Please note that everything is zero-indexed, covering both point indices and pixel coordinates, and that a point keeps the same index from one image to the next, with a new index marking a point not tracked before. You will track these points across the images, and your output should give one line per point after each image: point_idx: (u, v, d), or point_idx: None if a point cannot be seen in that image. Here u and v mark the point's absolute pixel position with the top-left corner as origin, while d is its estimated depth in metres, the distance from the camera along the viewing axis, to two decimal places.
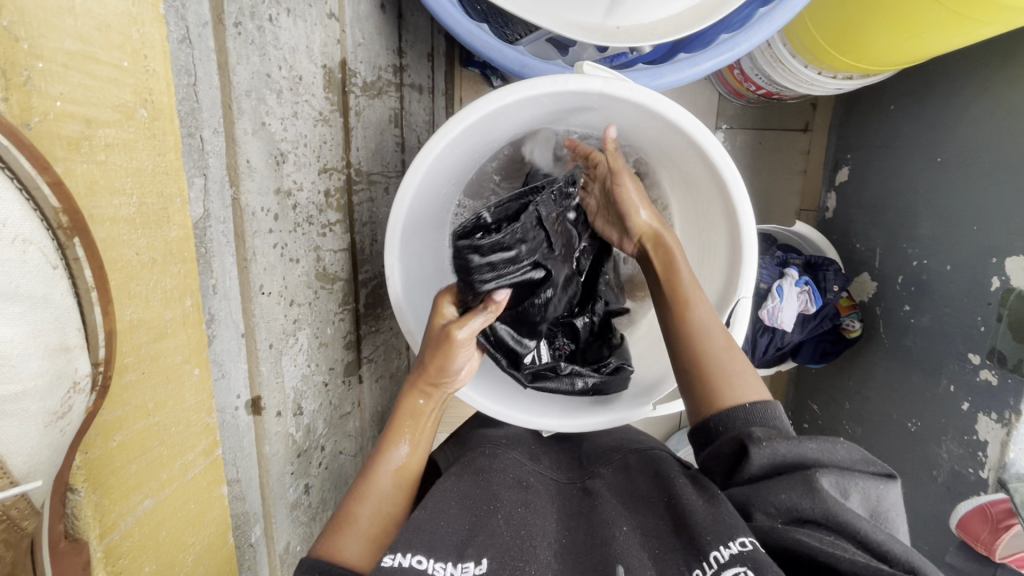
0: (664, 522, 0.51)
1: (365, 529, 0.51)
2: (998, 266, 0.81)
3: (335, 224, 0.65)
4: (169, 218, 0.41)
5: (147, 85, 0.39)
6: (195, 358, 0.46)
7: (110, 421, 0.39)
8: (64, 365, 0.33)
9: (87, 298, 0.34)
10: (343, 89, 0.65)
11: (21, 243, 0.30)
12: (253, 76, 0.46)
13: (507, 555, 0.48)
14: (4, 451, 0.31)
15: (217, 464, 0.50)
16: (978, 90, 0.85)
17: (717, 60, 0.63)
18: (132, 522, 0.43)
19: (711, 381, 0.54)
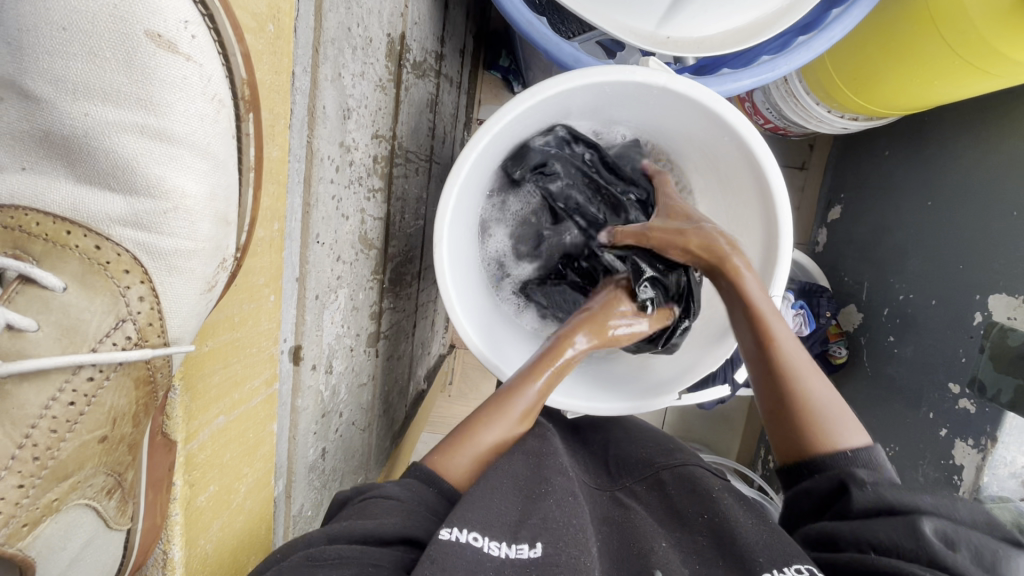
0: (705, 538, 0.52)
1: (473, 459, 0.54)
2: (981, 302, 0.87)
3: (378, 191, 0.65)
4: (273, 137, 0.41)
5: (275, 4, 0.39)
6: (273, 284, 0.45)
7: (208, 323, 0.40)
8: (221, 238, 0.37)
9: (246, 177, 0.39)
10: (398, 61, 0.66)
11: (218, 102, 0.35)
12: (338, 27, 0.47)
13: (561, 537, 0.46)
14: (168, 310, 0.36)
15: (274, 398, 0.49)
16: (972, 142, 0.92)
17: (757, 78, 0.68)
18: (209, 435, 0.43)
19: (793, 430, 0.53)
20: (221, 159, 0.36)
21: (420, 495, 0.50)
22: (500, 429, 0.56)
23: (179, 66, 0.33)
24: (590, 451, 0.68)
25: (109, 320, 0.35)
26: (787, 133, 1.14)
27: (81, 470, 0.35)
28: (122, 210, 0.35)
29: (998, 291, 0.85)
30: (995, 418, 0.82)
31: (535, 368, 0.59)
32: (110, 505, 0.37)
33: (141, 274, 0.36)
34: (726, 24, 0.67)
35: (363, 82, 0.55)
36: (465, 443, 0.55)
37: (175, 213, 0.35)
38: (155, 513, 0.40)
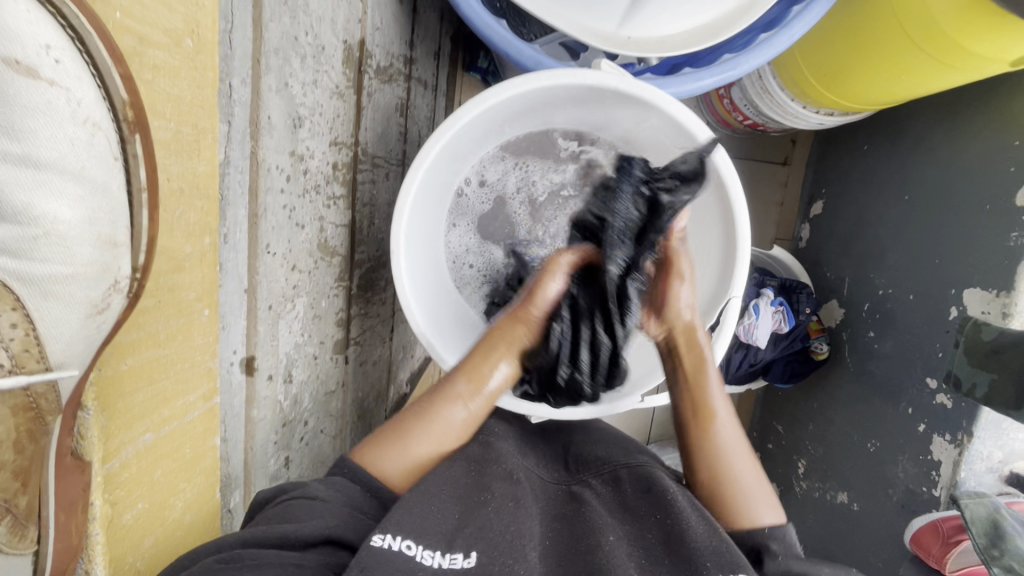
0: (656, 536, 0.53)
1: (407, 456, 0.54)
2: (958, 297, 0.87)
3: (339, 198, 0.65)
4: (199, 152, 0.42)
5: (195, 17, 0.39)
6: (206, 298, 0.45)
7: (124, 341, 0.40)
8: (110, 261, 0.37)
9: (138, 199, 0.38)
10: (359, 67, 0.66)
11: (90, 126, 0.35)
12: (283, 36, 0.46)
13: (497, 546, 0.48)
14: (48, 336, 0.36)
15: (214, 412, 0.50)
16: (946, 135, 0.92)
17: (720, 77, 0.67)
18: (132, 453, 0.43)
19: (715, 496, 0.57)
20: (101, 183, 0.36)
21: (346, 491, 0.50)
22: (431, 433, 0.55)
23: (42, 91, 0.32)
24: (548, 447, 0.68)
25: None
26: (765, 129, 1.14)
27: None
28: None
29: (972, 285, 0.84)
30: (972, 414, 0.82)
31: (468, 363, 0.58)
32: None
33: (11, 301, 0.35)
34: (687, 23, 0.67)
35: (316, 90, 0.55)
36: (395, 437, 0.55)
37: (47, 239, 0.35)
38: (70, 537, 0.39)
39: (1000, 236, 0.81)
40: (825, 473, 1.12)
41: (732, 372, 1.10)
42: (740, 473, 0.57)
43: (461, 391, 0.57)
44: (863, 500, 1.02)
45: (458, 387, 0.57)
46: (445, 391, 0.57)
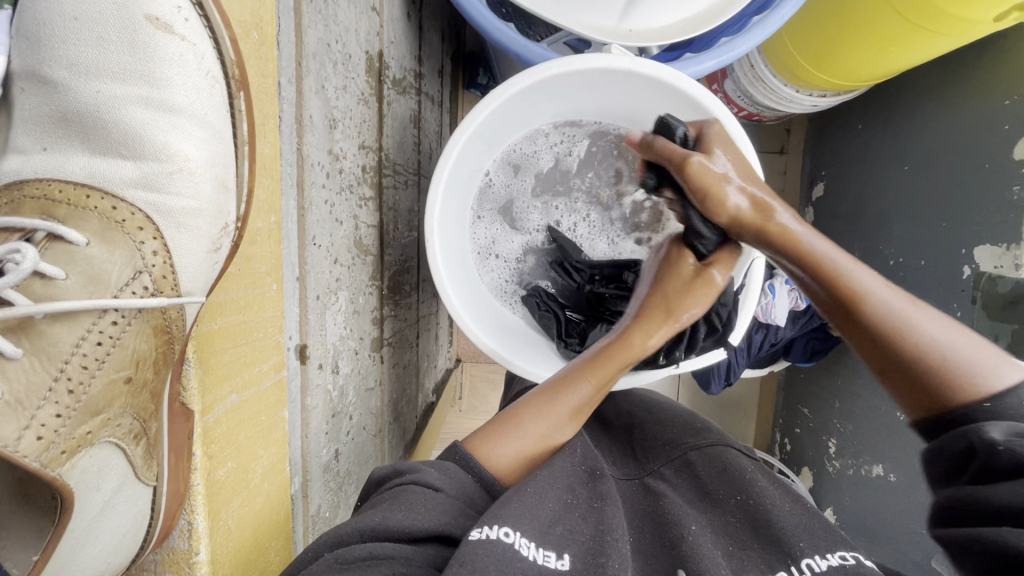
0: (737, 519, 0.48)
1: (521, 447, 0.53)
2: (968, 256, 0.88)
3: (369, 200, 0.68)
4: (264, 133, 0.44)
5: (258, 13, 0.43)
6: (275, 273, 0.48)
7: (216, 302, 0.44)
8: (222, 204, 0.41)
9: (241, 151, 0.42)
10: (379, 77, 0.70)
11: (211, 78, 0.39)
12: (318, 41, 0.50)
13: (591, 550, 0.43)
14: (180, 265, 0.40)
15: (283, 385, 0.52)
16: (937, 103, 0.95)
17: (719, 59, 0.71)
18: (224, 411, 0.46)
19: (916, 386, 0.47)
20: (218, 129, 0.40)
21: (461, 481, 0.48)
22: (548, 421, 0.54)
23: (175, 45, 0.37)
24: (609, 432, 0.64)
25: (128, 270, 0.38)
26: (761, 118, 1.18)
27: (112, 407, 0.38)
28: (132, 174, 0.38)
29: (982, 243, 0.86)
30: None
31: (593, 363, 0.58)
32: (137, 452, 0.40)
33: (153, 231, 0.39)
34: (683, 12, 0.71)
35: (346, 95, 0.58)
36: (509, 427, 0.54)
37: (179, 174, 0.39)
38: (178, 480, 0.42)
39: (1004, 191, 0.84)
40: (857, 449, 1.12)
41: (753, 353, 1.12)
42: (928, 333, 0.47)
43: (584, 395, 0.56)
44: (901, 470, 1.01)
45: (582, 390, 0.56)
46: (566, 385, 0.56)
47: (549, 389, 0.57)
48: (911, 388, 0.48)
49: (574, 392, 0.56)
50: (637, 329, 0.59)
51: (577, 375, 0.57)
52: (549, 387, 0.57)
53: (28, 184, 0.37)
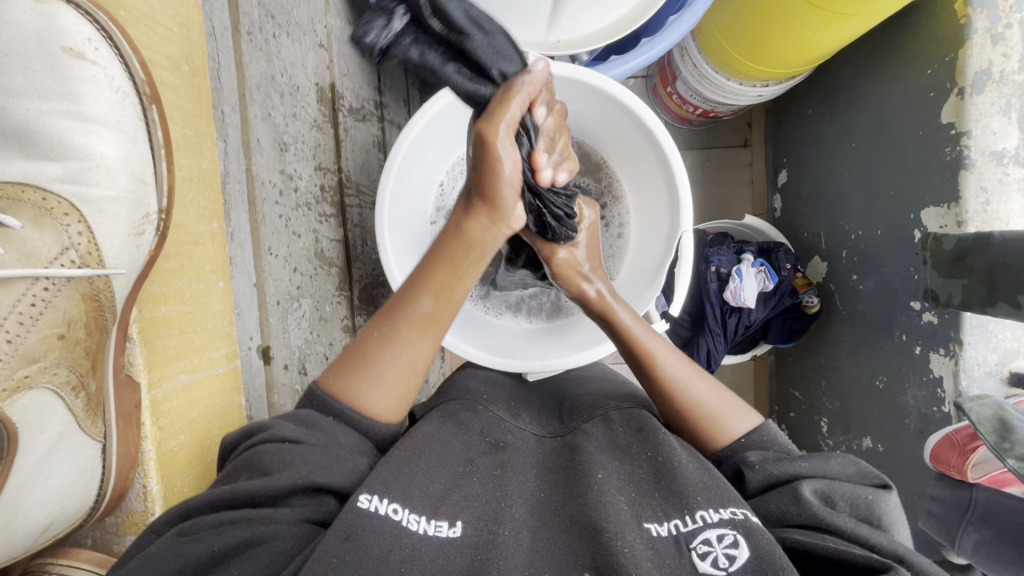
0: (645, 472, 0.51)
1: (383, 381, 0.50)
2: (917, 220, 0.91)
3: (331, 216, 0.73)
4: (202, 148, 0.54)
5: (189, 49, 0.52)
6: (219, 272, 0.56)
7: (157, 292, 0.51)
8: (142, 197, 0.48)
9: (158, 153, 0.49)
10: (332, 106, 0.74)
11: (122, 94, 0.46)
12: (262, 75, 0.58)
13: (484, 517, 0.46)
14: (105, 245, 0.47)
15: (235, 373, 0.58)
16: (870, 82, 1.00)
17: (642, 57, 0.77)
18: (173, 388, 0.51)
19: (694, 432, 0.55)
20: (131, 133, 0.47)
21: (324, 430, 0.48)
22: (400, 347, 0.51)
23: (88, 69, 0.45)
24: (541, 401, 0.67)
25: (56, 248, 0.46)
26: (716, 116, 1.22)
27: (46, 358, 0.44)
28: (59, 172, 0.46)
29: (927, 205, 0.89)
30: (956, 322, 0.84)
31: (428, 269, 0.53)
32: (77, 404, 0.47)
33: (77, 216, 0.46)
34: (604, 20, 0.77)
35: (296, 121, 0.65)
36: (361, 364, 0.51)
37: (97, 170, 0.47)
38: (127, 444, 0.49)
39: (938, 152, 0.86)
40: (846, 427, 1.10)
41: (729, 337, 1.14)
42: (705, 402, 0.55)
43: (427, 308, 0.52)
44: (885, 440, 1.00)
45: (420, 303, 0.52)
46: (408, 302, 0.52)
47: (384, 314, 0.53)
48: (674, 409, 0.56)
49: (416, 305, 0.52)
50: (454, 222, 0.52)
51: (415, 291, 0.52)
52: (386, 310, 0.52)
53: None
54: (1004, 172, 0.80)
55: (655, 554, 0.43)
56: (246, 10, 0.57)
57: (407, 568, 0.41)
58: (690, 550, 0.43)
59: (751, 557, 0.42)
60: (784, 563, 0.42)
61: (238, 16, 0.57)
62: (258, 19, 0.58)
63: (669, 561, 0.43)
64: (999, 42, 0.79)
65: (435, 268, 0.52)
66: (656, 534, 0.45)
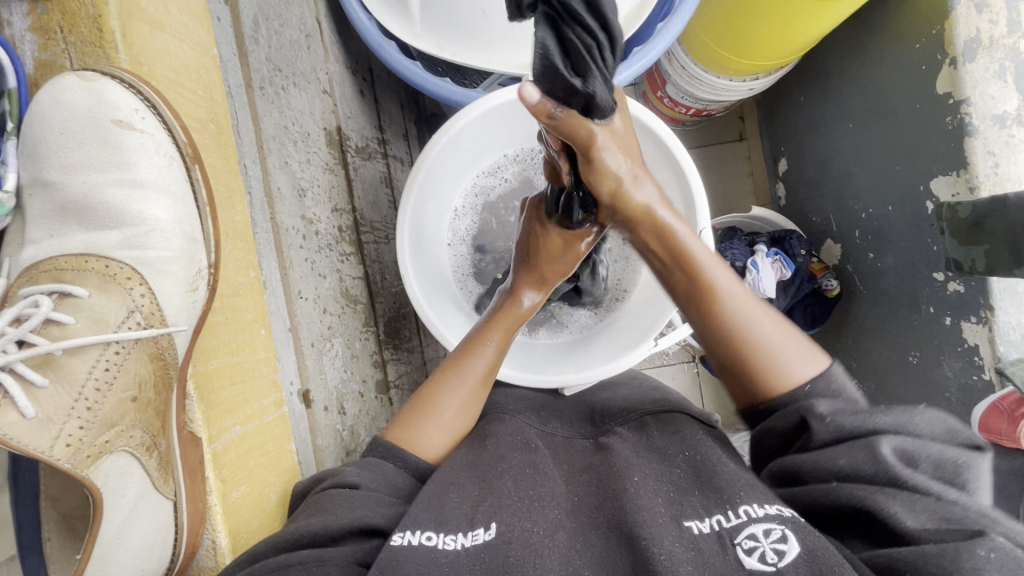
0: (684, 473, 0.49)
1: (444, 425, 0.56)
2: (928, 191, 0.91)
3: (350, 254, 0.74)
4: (234, 205, 0.54)
5: (213, 111, 0.54)
6: (261, 320, 0.56)
7: (208, 345, 0.51)
8: (193, 255, 0.50)
9: (203, 211, 0.50)
10: (341, 147, 0.75)
11: (167, 157, 0.49)
12: (276, 126, 0.61)
13: (514, 513, 0.46)
14: (165, 304, 0.49)
15: (285, 420, 0.58)
16: (857, 65, 1.02)
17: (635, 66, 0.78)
18: (230, 440, 0.51)
19: (752, 368, 0.54)
20: (180, 195, 0.49)
21: (385, 473, 0.51)
22: (462, 393, 0.58)
23: (138, 137, 0.47)
24: (574, 410, 0.66)
25: (122, 311, 0.48)
26: (710, 114, 1.24)
27: (122, 420, 0.46)
28: (117, 239, 0.48)
29: (935, 176, 0.89)
30: (983, 288, 0.83)
31: (489, 329, 0.62)
32: (151, 464, 0.47)
33: (138, 279, 0.48)
34: None
35: (310, 167, 0.66)
36: (428, 411, 0.56)
37: (153, 234, 0.48)
38: (195, 502, 0.48)
39: (939, 123, 0.87)
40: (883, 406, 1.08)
41: None
42: (770, 341, 0.54)
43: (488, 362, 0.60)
44: None
45: (485, 355, 0.60)
46: (470, 353, 0.60)
47: (451, 363, 0.60)
48: (731, 347, 0.55)
49: (479, 359, 0.60)
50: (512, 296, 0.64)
51: (479, 344, 0.60)
52: (452, 362, 0.60)
53: (42, 263, 0.48)
54: (1009, 133, 0.79)
55: (696, 555, 0.41)
56: (256, 66, 0.60)
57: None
58: (734, 546, 0.41)
59: (803, 552, 0.40)
60: (840, 561, 0.39)
61: (249, 73, 0.59)
62: (269, 74, 0.61)
63: (712, 560, 0.41)
64: (985, 10, 0.80)
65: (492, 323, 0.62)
66: (698, 532, 0.43)
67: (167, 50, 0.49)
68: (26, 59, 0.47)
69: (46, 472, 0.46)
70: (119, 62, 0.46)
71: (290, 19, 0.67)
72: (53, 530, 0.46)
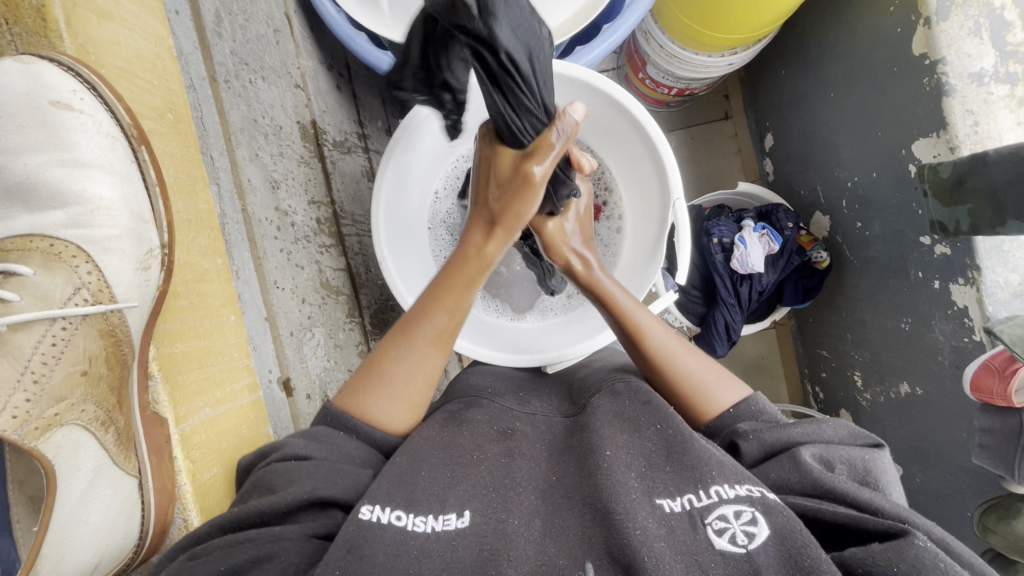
0: (654, 445, 0.48)
1: (396, 394, 0.54)
2: (909, 155, 0.90)
3: (330, 246, 0.75)
4: (196, 192, 0.56)
5: (169, 100, 0.54)
6: (230, 306, 0.58)
7: (172, 329, 0.52)
8: (143, 233, 0.51)
9: (154, 192, 0.51)
10: (316, 141, 0.75)
11: (111, 139, 0.49)
12: (244, 119, 0.62)
13: (492, 503, 0.45)
14: (114, 283, 0.50)
15: (258, 402, 0.59)
16: (834, 32, 1.01)
17: (607, 43, 0.78)
18: (199, 421, 0.52)
19: (682, 397, 0.56)
20: (124, 174, 0.50)
21: (336, 443, 0.51)
22: (410, 361, 0.55)
23: (77, 118, 0.48)
24: (553, 386, 0.67)
25: (69, 288, 0.49)
26: (693, 93, 1.23)
27: (72, 395, 0.47)
28: (61, 219, 0.49)
29: (917, 138, 0.88)
30: (970, 249, 0.83)
31: (438, 294, 0.57)
32: (108, 439, 0.48)
33: (84, 257, 0.49)
34: (563, 14, 0.78)
35: (284, 160, 0.67)
36: (375, 379, 0.55)
37: (97, 212, 0.50)
38: (163, 478, 0.49)
39: (917, 84, 0.86)
40: (880, 374, 1.07)
41: (744, 306, 1.13)
42: (691, 372, 0.56)
43: (440, 326, 0.56)
44: (920, 381, 0.97)
45: (435, 320, 0.56)
46: (415, 322, 0.56)
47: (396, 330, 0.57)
48: (662, 380, 0.57)
49: (428, 322, 0.56)
50: (469, 246, 0.57)
51: (427, 309, 0.56)
52: (399, 328, 0.56)
53: None
54: (988, 91, 0.79)
55: (668, 532, 0.41)
56: (220, 60, 0.60)
57: (418, 568, 0.40)
58: (704, 526, 0.41)
59: (773, 534, 0.39)
60: (808, 542, 0.38)
61: (212, 67, 0.60)
62: (234, 68, 0.61)
63: (682, 537, 0.40)
64: None
65: (445, 287, 0.57)
66: (669, 510, 0.42)
67: (119, 39, 0.49)
68: None
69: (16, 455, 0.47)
70: (64, 49, 0.46)
71: (256, 14, 0.67)
72: (22, 513, 0.47)
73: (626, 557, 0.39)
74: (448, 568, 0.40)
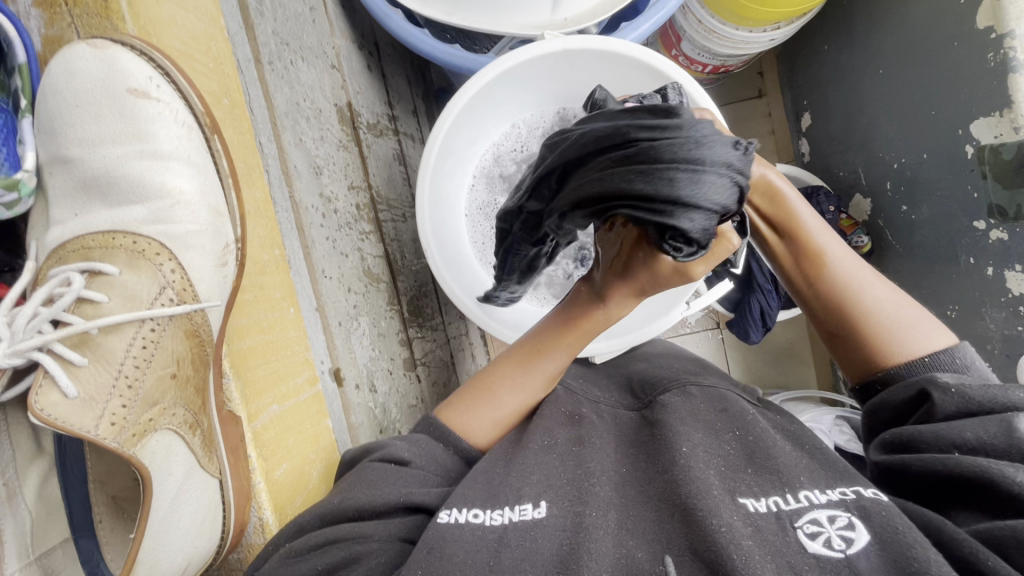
0: (735, 449, 0.47)
1: (495, 415, 0.54)
2: (967, 135, 0.86)
3: (370, 233, 0.73)
4: (254, 182, 0.55)
5: (225, 84, 0.53)
6: (289, 298, 0.57)
7: (241, 325, 0.52)
8: (220, 228, 0.50)
9: (226, 182, 0.51)
10: (353, 125, 0.72)
11: (187, 128, 0.49)
12: (288, 102, 0.61)
13: (565, 494, 0.45)
14: (195, 279, 0.49)
15: (320, 396, 0.59)
16: (885, 6, 0.97)
17: (652, 20, 0.74)
18: (269, 418, 0.52)
19: (863, 332, 0.50)
20: (202, 165, 0.50)
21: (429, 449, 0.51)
22: (524, 391, 0.55)
23: (154, 106, 0.48)
24: (606, 377, 0.66)
25: (155, 287, 0.48)
26: (728, 70, 1.18)
27: (163, 399, 0.46)
28: (143, 214, 0.48)
29: (976, 117, 0.84)
30: None
31: (555, 333, 0.56)
32: (195, 443, 0.47)
33: (167, 254, 0.48)
34: None
35: (325, 145, 0.65)
36: (482, 396, 0.55)
37: (178, 206, 0.49)
38: (240, 479, 0.49)
39: (977, 60, 0.82)
40: None
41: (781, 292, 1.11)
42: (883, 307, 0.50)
43: (558, 366, 0.56)
44: None
45: (555, 359, 0.56)
46: (535, 355, 0.56)
47: (520, 353, 0.57)
48: (837, 310, 0.52)
49: (550, 362, 0.56)
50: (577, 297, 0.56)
51: (547, 347, 0.56)
52: (518, 359, 0.56)
53: (70, 243, 0.48)
54: None
55: (756, 531, 0.39)
56: (264, 40, 0.59)
57: (497, 559, 0.39)
58: (794, 529, 0.39)
59: (873, 538, 0.38)
60: (917, 555, 0.36)
61: (257, 47, 0.58)
62: (275, 49, 0.60)
63: (772, 539, 0.39)
64: None
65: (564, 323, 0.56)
66: (754, 510, 0.41)
67: (174, 20, 0.48)
68: (35, 35, 0.47)
69: (94, 453, 0.47)
70: (127, 30, 0.46)
71: None
72: (104, 512, 0.47)
73: (712, 556, 0.38)
74: (528, 559, 0.40)
